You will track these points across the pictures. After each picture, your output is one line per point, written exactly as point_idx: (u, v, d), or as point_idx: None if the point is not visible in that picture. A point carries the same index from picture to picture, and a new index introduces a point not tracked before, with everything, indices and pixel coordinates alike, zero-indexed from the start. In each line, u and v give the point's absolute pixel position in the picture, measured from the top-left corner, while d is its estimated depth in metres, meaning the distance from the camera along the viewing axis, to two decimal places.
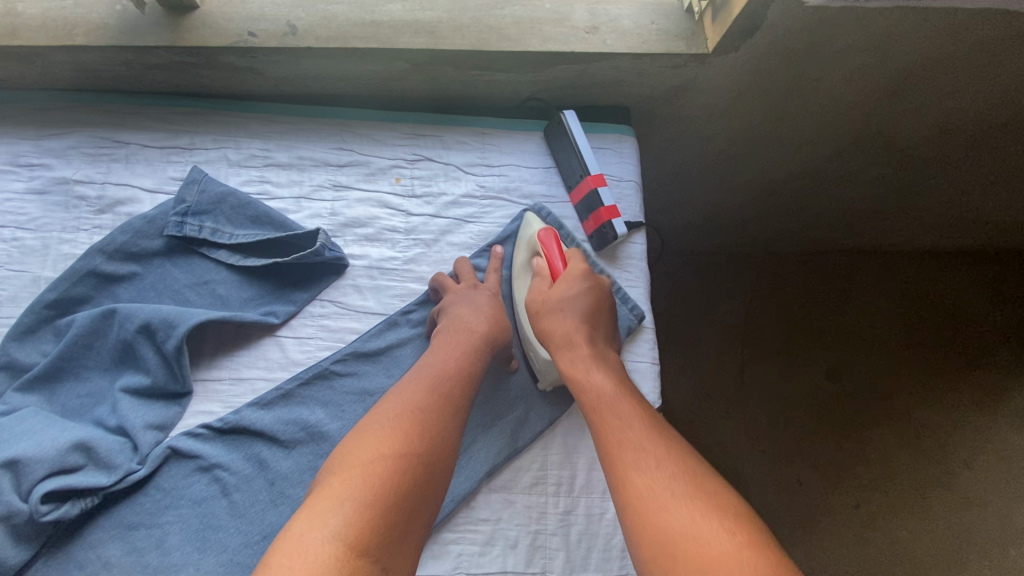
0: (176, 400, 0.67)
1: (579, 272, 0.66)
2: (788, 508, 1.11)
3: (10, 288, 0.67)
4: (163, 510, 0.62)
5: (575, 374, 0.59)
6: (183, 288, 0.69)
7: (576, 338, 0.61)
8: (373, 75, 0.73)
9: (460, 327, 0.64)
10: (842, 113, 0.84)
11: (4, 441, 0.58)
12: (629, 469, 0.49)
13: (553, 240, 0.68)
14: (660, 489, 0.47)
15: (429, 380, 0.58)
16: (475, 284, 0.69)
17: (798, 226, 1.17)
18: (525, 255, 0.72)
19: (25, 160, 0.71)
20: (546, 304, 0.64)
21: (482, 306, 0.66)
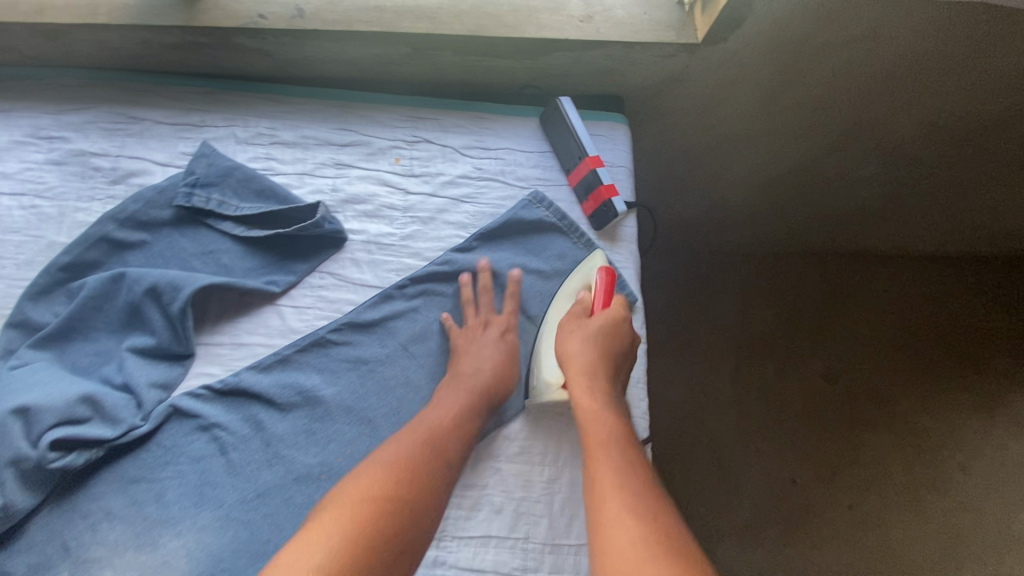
0: (178, 361, 0.70)
1: (618, 314, 0.69)
2: (779, 506, 1.13)
3: (29, 252, 0.71)
4: (162, 466, 0.66)
5: (588, 409, 0.62)
6: (189, 257, 0.72)
7: (593, 375, 0.65)
8: (375, 58, 0.76)
9: (463, 376, 0.68)
10: (833, 108, 0.86)
11: (16, 390, 0.61)
12: (615, 511, 0.50)
13: (606, 279, 0.71)
14: (639, 531, 0.48)
15: (425, 435, 0.61)
16: (489, 318, 0.73)
17: (796, 227, 1.19)
18: (579, 280, 0.74)
19: (45, 133, 0.75)
20: (577, 327, 0.69)
21: (488, 351, 0.70)
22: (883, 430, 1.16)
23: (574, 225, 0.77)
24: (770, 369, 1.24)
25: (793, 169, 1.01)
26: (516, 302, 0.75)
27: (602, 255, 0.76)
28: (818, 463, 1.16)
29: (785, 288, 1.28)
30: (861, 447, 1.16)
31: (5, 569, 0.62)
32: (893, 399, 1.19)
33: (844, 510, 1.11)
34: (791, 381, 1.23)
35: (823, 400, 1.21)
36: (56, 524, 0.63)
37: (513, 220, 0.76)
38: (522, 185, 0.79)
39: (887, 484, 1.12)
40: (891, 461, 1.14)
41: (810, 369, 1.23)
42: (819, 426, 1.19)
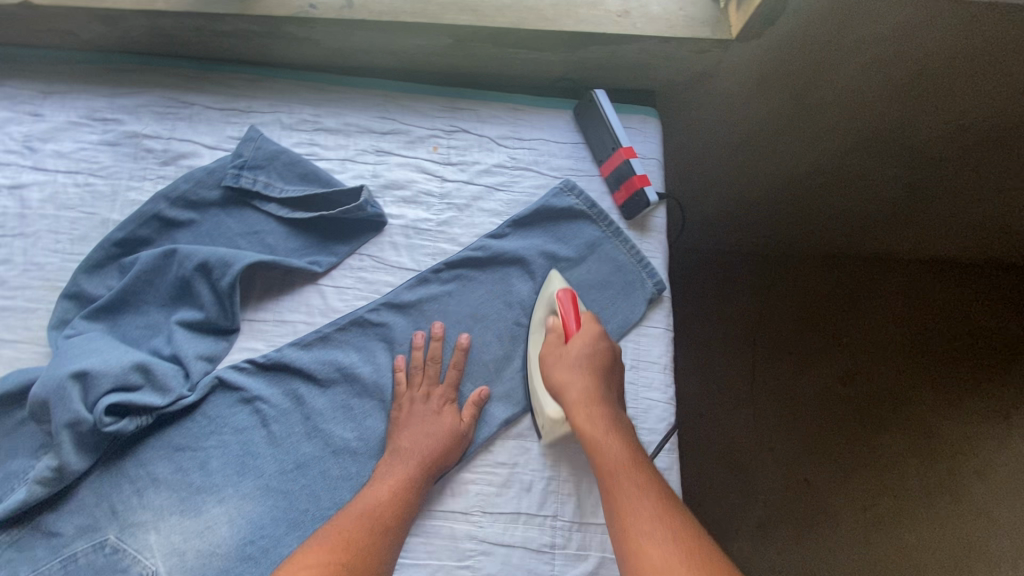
0: (224, 336, 0.73)
1: (593, 332, 0.71)
2: (792, 504, 1.14)
3: (83, 228, 0.75)
4: (206, 435, 0.69)
5: (591, 436, 0.64)
6: (234, 236, 0.75)
7: (591, 401, 0.66)
8: (418, 50, 0.79)
9: (404, 454, 0.67)
10: (858, 110, 0.88)
11: (75, 356, 0.64)
12: (643, 546, 0.53)
13: (570, 302, 0.73)
14: (676, 563, 0.51)
15: (360, 522, 0.61)
16: (434, 390, 0.72)
17: (815, 229, 1.20)
18: (542, 312, 0.75)
19: (100, 115, 0.79)
20: (561, 356, 0.71)
21: (431, 428, 0.68)
22: (898, 433, 1.17)
23: (603, 213, 0.79)
24: (786, 368, 1.26)
25: (817, 171, 1.02)
26: (459, 371, 0.73)
27: (631, 243, 0.78)
28: (833, 466, 1.16)
29: (802, 291, 1.29)
30: (876, 451, 1.16)
31: (56, 529, 0.65)
32: (908, 403, 1.19)
33: (859, 512, 1.12)
34: (808, 380, 1.24)
35: (840, 401, 1.21)
36: (105, 487, 0.66)
37: (545, 207, 0.79)
38: (556, 175, 0.81)
39: (901, 487, 1.12)
40: (906, 463, 1.14)
41: (826, 371, 1.24)
42: (835, 428, 1.19)
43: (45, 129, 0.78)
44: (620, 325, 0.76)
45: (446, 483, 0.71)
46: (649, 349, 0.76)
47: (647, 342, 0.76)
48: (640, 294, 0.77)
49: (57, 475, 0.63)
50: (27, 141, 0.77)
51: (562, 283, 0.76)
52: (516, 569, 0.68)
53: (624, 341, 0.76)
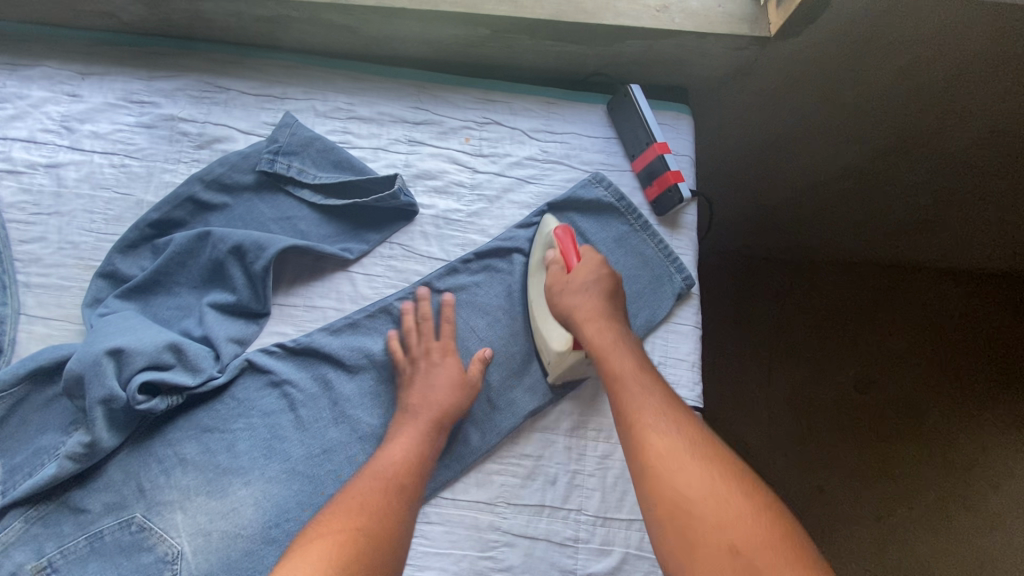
0: (254, 320, 0.73)
1: (596, 262, 0.71)
2: (804, 512, 1.12)
3: (118, 208, 0.76)
4: (235, 418, 0.70)
5: (597, 342, 0.65)
6: (267, 221, 0.75)
7: (598, 313, 0.67)
8: (454, 40, 0.79)
9: (416, 405, 0.68)
10: (883, 116, 0.86)
11: (110, 334, 0.65)
12: (650, 434, 0.55)
13: (569, 237, 0.74)
14: (682, 453, 0.53)
15: (373, 480, 0.60)
16: (431, 344, 0.72)
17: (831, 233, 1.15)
18: (540, 252, 0.76)
19: (137, 98, 0.79)
20: (566, 286, 0.70)
21: (437, 381, 0.69)
22: (911, 442, 1.09)
23: (633, 207, 0.78)
24: (800, 373, 1.23)
25: (845, 172, 0.99)
26: (453, 324, 0.74)
27: (659, 238, 0.78)
28: (846, 471, 1.12)
29: (818, 299, 1.24)
30: (890, 459, 1.10)
31: (84, 506, 0.65)
32: (926, 414, 1.10)
33: (869, 522, 1.07)
34: (824, 386, 1.20)
35: (855, 410, 1.16)
36: (133, 465, 0.67)
37: (574, 200, 0.78)
38: (587, 169, 0.81)
39: (914, 497, 1.05)
40: (923, 477, 1.06)
41: (842, 378, 1.19)
42: (853, 434, 1.14)
43: (82, 109, 0.79)
44: (649, 320, 0.75)
45: (470, 473, 0.71)
46: (677, 346, 0.75)
47: (676, 339, 0.76)
48: (669, 289, 0.76)
49: (88, 452, 0.64)
50: (65, 121, 0.78)
51: (558, 224, 0.76)
52: (540, 562, 0.68)
53: (652, 337, 0.75)
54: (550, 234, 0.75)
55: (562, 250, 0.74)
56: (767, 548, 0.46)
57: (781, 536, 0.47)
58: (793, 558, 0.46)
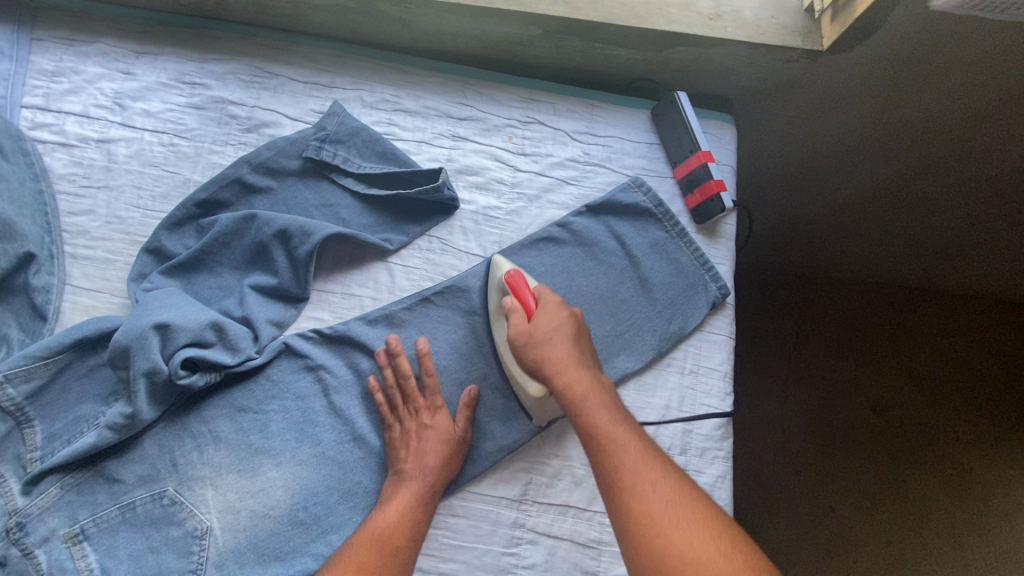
0: (293, 303, 0.74)
1: (554, 303, 0.68)
2: (810, 534, 1.09)
3: (165, 186, 0.77)
4: (269, 399, 0.71)
5: (571, 393, 0.60)
6: (310, 208, 0.76)
7: (568, 362, 0.62)
8: (504, 38, 0.80)
9: (411, 467, 0.67)
10: (929, 135, 0.84)
11: (155, 309, 0.66)
12: (630, 501, 0.51)
13: (520, 280, 0.68)
14: (660, 515, 0.50)
15: (370, 545, 0.61)
16: (420, 402, 0.71)
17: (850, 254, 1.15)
18: (497, 298, 0.72)
19: (188, 79, 0.81)
20: (529, 336, 0.65)
21: (431, 443, 0.68)
22: (925, 468, 1.05)
23: (670, 214, 0.78)
24: (817, 394, 1.19)
25: (878, 191, 0.98)
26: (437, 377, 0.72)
27: (695, 246, 0.78)
28: (857, 492, 1.08)
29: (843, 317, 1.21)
30: (902, 485, 1.05)
31: (119, 476, 0.67)
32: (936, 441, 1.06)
33: (884, 546, 1.02)
34: (840, 408, 1.16)
35: (874, 435, 1.11)
36: (169, 440, 0.68)
37: (613, 203, 0.79)
38: (628, 174, 0.81)
39: (926, 524, 1.01)
40: (933, 502, 1.02)
41: (859, 400, 1.15)
42: (863, 452, 1.11)
43: (135, 87, 0.80)
44: (683, 327, 0.75)
45: (497, 469, 0.71)
46: (709, 355, 0.75)
47: (709, 348, 0.76)
48: (704, 297, 0.76)
49: (127, 423, 0.65)
50: (117, 98, 0.80)
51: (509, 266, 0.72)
52: (563, 562, 0.68)
53: (685, 345, 0.75)
54: (500, 279, 0.71)
55: (518, 296, 0.69)
56: None
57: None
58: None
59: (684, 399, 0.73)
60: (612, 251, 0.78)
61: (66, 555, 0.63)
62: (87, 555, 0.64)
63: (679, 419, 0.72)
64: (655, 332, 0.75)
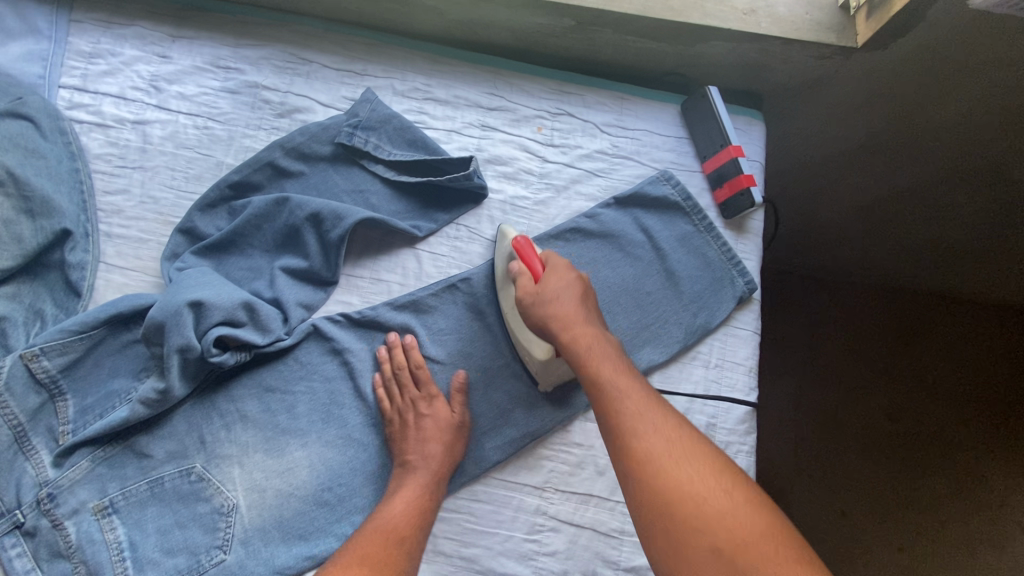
0: (322, 287, 0.75)
1: (562, 266, 0.66)
2: (828, 537, 1.07)
3: (199, 168, 0.78)
4: (297, 380, 0.72)
5: (578, 344, 0.59)
6: (341, 193, 0.77)
7: (575, 316, 0.61)
8: (537, 28, 0.80)
9: (415, 458, 0.67)
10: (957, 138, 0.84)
11: (190, 287, 0.67)
12: (633, 439, 0.52)
13: (527, 247, 0.68)
14: (663, 454, 0.50)
15: (377, 535, 0.60)
16: (414, 393, 0.71)
17: (861, 259, 1.10)
18: (504, 263, 0.72)
19: (223, 64, 0.82)
20: (536, 297, 0.63)
21: (431, 433, 0.68)
22: (936, 477, 1.00)
23: (698, 208, 0.78)
24: (831, 398, 1.15)
25: (899, 194, 0.96)
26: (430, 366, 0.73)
27: (722, 241, 0.78)
28: (870, 499, 1.06)
29: (854, 323, 1.15)
30: (912, 490, 1.02)
31: (149, 451, 0.68)
32: (958, 455, 0.99)
33: (894, 552, 1.00)
34: (854, 414, 1.12)
35: (884, 442, 1.07)
36: (198, 418, 0.69)
37: (640, 195, 0.79)
38: (656, 167, 0.81)
39: (934, 534, 0.97)
40: (940, 509, 0.98)
41: (873, 406, 1.10)
42: (873, 458, 1.08)
43: (171, 71, 0.81)
44: (708, 321, 0.75)
45: (520, 456, 0.72)
46: (735, 350, 0.75)
47: (734, 343, 0.76)
48: (730, 291, 0.76)
49: (159, 399, 0.66)
50: (153, 81, 0.81)
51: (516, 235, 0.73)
52: (584, 551, 0.69)
53: (710, 339, 0.75)
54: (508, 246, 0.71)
55: (524, 260, 0.68)
56: (755, 543, 0.46)
57: (766, 525, 0.47)
58: (777, 545, 0.46)
59: (709, 393, 0.73)
60: (638, 244, 0.78)
61: (94, 527, 0.64)
62: (115, 527, 0.65)
63: (703, 413, 0.72)
64: (681, 325, 0.75)
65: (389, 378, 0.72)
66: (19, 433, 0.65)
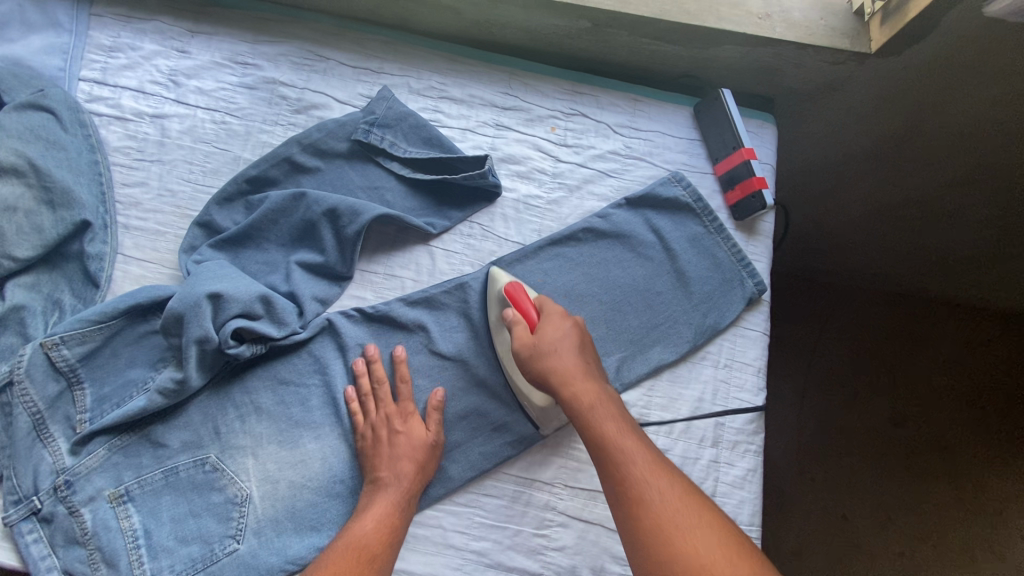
0: (337, 282, 0.76)
1: (557, 313, 0.67)
2: (828, 542, 1.05)
3: (216, 162, 0.79)
4: (311, 373, 0.73)
5: (581, 402, 0.60)
6: (356, 189, 0.78)
7: (575, 371, 0.62)
8: (553, 30, 0.81)
9: (385, 476, 0.66)
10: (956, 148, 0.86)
11: (208, 280, 0.67)
12: (640, 509, 0.52)
13: (520, 292, 0.69)
14: (671, 523, 0.51)
15: (347, 553, 0.58)
16: (390, 408, 0.70)
17: (866, 262, 1.09)
18: (496, 309, 0.72)
19: (241, 59, 0.83)
20: (535, 349, 0.64)
21: (403, 450, 0.67)
22: (943, 481, 1.02)
23: (709, 209, 0.79)
24: (836, 403, 1.13)
25: (913, 199, 0.96)
26: (410, 382, 0.72)
27: (733, 242, 0.78)
28: (874, 505, 1.05)
29: (859, 328, 1.14)
30: (921, 500, 1.02)
31: (164, 441, 0.68)
32: (964, 458, 1.01)
33: (892, 557, 1.01)
34: (856, 418, 1.10)
35: (889, 448, 1.07)
36: (212, 409, 0.70)
37: (652, 196, 0.79)
38: (668, 168, 0.82)
39: (934, 541, 0.99)
40: (945, 517, 0.99)
41: (878, 412, 1.09)
42: (880, 463, 1.07)
43: (190, 66, 0.82)
44: (718, 322, 0.76)
45: (530, 451, 0.72)
46: (744, 350, 0.76)
47: (743, 344, 0.76)
48: (740, 292, 0.77)
49: (177, 389, 0.67)
50: (172, 75, 0.82)
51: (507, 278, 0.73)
52: (593, 546, 0.69)
53: (720, 340, 0.76)
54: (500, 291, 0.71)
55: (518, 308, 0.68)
56: None
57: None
58: None
59: (718, 392, 0.74)
60: (649, 244, 0.79)
61: (110, 514, 0.65)
62: (130, 515, 0.66)
63: (712, 412, 0.73)
64: (691, 326, 0.75)
65: (366, 392, 0.71)
66: (38, 420, 0.66)
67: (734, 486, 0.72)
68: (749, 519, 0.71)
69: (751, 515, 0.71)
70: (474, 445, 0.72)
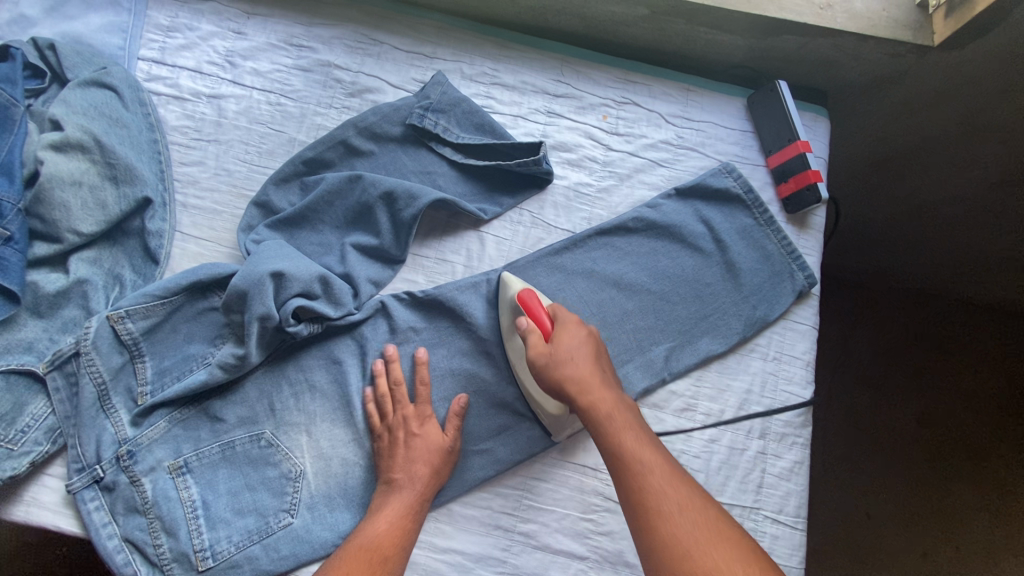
0: (390, 265, 0.77)
1: (572, 321, 0.66)
2: (852, 540, 1.04)
3: (271, 143, 0.80)
4: (362, 354, 0.74)
5: (598, 412, 0.59)
6: (409, 173, 0.79)
7: (591, 378, 0.61)
8: (609, 16, 0.81)
9: (399, 478, 0.66)
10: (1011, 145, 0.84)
11: (268, 259, 0.69)
12: (660, 521, 0.51)
13: (533, 298, 0.68)
14: (687, 537, 0.50)
15: (359, 554, 0.58)
16: (408, 411, 0.69)
17: (905, 266, 1.09)
18: (508, 316, 0.72)
19: (297, 42, 0.83)
20: (552, 359, 0.63)
21: (417, 453, 0.67)
22: (965, 481, 1.03)
23: (760, 202, 0.78)
24: (867, 399, 1.10)
25: (956, 204, 0.95)
26: (428, 386, 0.72)
27: (783, 234, 0.78)
28: (902, 507, 1.04)
29: (896, 328, 1.12)
30: (941, 496, 1.03)
31: (222, 416, 0.70)
32: (991, 460, 1.03)
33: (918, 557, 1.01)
34: (889, 417, 1.09)
35: (919, 446, 1.06)
36: (268, 385, 0.71)
37: (702, 186, 0.79)
38: (719, 160, 0.82)
39: (952, 539, 1.01)
40: (968, 515, 1.01)
41: (905, 412, 1.08)
42: (909, 462, 1.06)
43: (246, 47, 0.83)
44: (768, 314, 0.76)
45: (578, 437, 0.73)
46: (793, 343, 0.76)
47: (793, 338, 0.76)
48: (790, 286, 0.76)
49: (237, 364, 0.68)
50: (229, 56, 0.83)
51: (519, 284, 0.72)
52: None
53: (769, 333, 0.76)
54: (511, 296, 0.71)
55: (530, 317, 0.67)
56: None
57: None
58: None
59: (766, 384, 0.74)
60: (698, 236, 0.78)
61: (170, 485, 0.67)
62: (189, 486, 0.67)
63: (760, 404, 0.74)
64: (741, 318, 0.76)
65: (383, 394, 0.71)
66: (101, 390, 0.68)
67: (782, 478, 0.72)
68: (795, 510, 0.71)
69: (798, 507, 0.71)
70: (522, 429, 0.73)
